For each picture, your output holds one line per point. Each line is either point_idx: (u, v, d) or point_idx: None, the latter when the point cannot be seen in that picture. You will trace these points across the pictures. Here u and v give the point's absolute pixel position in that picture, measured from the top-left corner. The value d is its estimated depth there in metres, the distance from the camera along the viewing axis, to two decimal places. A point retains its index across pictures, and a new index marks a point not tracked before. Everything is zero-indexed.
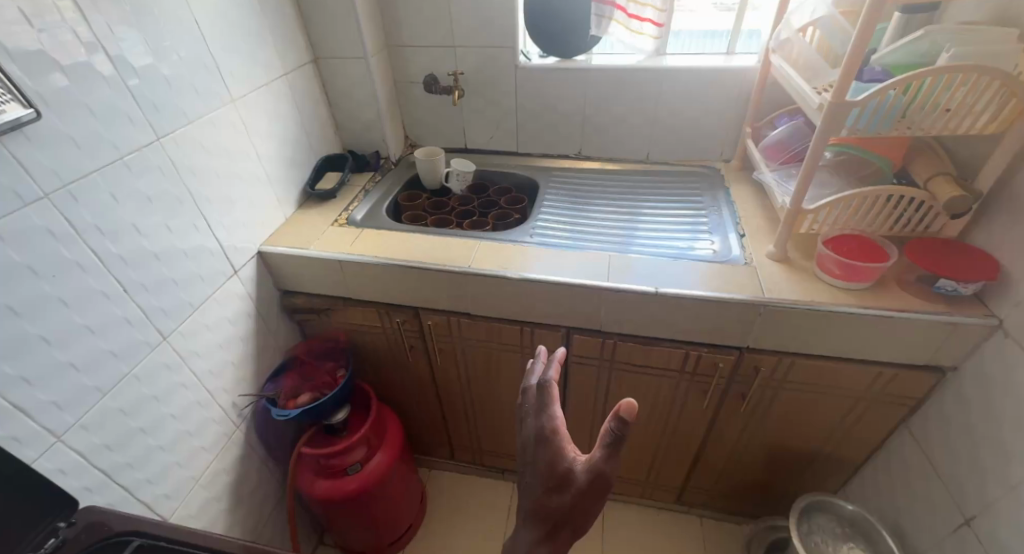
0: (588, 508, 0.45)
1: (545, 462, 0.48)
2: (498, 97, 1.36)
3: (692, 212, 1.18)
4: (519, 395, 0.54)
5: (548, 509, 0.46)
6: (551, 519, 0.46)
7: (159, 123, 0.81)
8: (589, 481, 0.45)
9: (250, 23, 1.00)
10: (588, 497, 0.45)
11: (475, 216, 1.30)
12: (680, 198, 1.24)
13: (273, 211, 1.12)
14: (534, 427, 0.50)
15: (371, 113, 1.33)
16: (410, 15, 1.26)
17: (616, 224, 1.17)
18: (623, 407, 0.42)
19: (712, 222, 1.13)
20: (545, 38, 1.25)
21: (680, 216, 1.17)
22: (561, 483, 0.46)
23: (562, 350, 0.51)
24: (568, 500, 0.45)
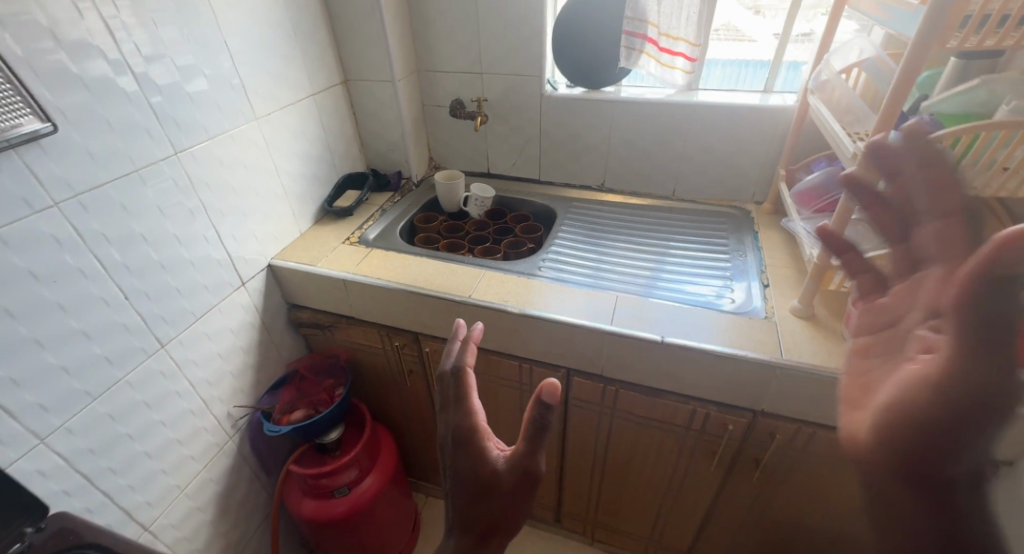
0: (515, 508, 0.47)
1: (470, 463, 0.49)
2: (522, 124, 1.35)
3: (715, 255, 1.11)
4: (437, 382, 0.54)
5: (480, 515, 0.48)
6: (483, 524, 0.47)
7: (178, 138, 0.84)
8: (514, 478, 0.47)
9: (281, 45, 1.04)
10: (516, 493, 0.47)
11: (488, 243, 1.28)
12: (707, 239, 1.17)
13: (289, 226, 1.14)
14: (455, 426, 0.51)
15: (396, 134, 1.35)
16: (440, 41, 1.28)
17: (642, 264, 1.10)
18: (543, 392, 0.43)
19: (735, 267, 1.06)
20: (574, 69, 1.24)
21: (702, 258, 1.10)
22: (488, 484, 0.48)
23: (478, 330, 0.53)
24: (495, 499, 0.47)
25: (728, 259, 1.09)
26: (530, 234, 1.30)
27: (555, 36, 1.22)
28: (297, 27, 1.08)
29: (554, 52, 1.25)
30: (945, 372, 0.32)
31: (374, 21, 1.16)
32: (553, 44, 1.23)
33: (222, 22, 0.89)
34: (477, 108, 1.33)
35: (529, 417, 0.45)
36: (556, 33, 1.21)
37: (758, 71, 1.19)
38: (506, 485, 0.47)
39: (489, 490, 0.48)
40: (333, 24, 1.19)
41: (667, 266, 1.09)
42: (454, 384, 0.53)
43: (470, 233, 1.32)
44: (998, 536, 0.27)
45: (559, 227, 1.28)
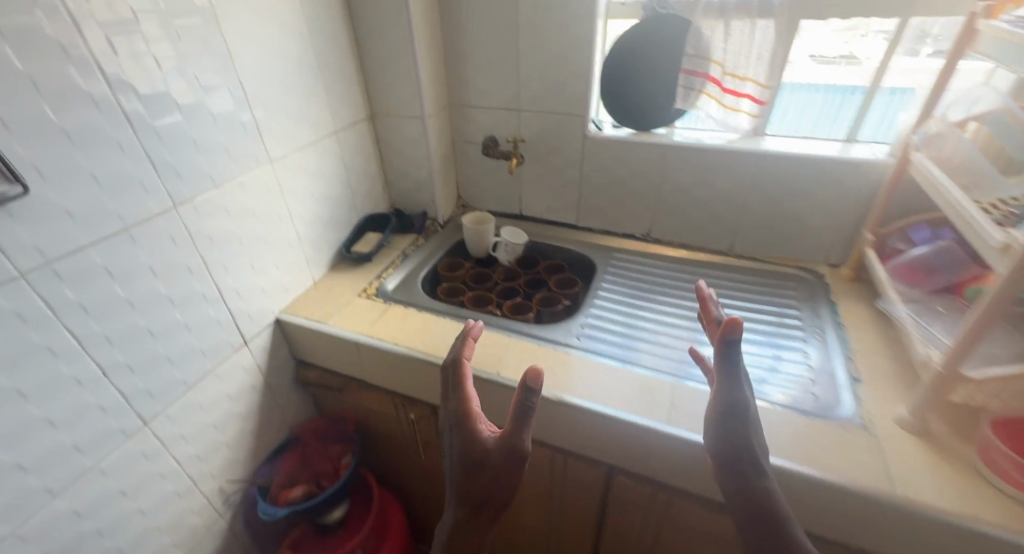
0: (502, 485, 0.53)
1: (463, 443, 0.56)
2: (561, 166, 1.22)
3: (785, 328, 0.94)
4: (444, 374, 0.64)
5: (474, 494, 0.53)
6: (474, 499, 0.53)
7: (178, 188, 0.74)
8: (502, 455, 0.53)
9: (303, 82, 0.94)
10: (504, 469, 0.53)
11: (519, 296, 1.15)
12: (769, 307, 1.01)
13: (302, 274, 1.03)
14: (454, 411, 0.59)
15: (423, 173, 1.25)
16: (476, 75, 1.17)
17: (687, 333, 0.96)
18: (528, 377, 0.52)
19: (811, 345, 0.88)
20: (622, 108, 1.11)
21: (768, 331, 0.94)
22: (478, 462, 0.54)
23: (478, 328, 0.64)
24: (485, 475, 0.53)
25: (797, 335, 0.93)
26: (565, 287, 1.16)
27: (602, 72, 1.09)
28: (322, 61, 0.99)
29: (600, 89, 1.12)
30: (711, 409, 0.56)
31: (405, 55, 1.06)
32: (599, 82, 1.11)
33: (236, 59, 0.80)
34: (512, 148, 1.22)
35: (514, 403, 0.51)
36: (603, 69, 1.09)
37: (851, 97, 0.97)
38: (494, 464, 0.53)
39: (479, 471, 0.54)
40: (361, 56, 1.10)
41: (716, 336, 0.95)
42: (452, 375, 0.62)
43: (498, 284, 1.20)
44: (753, 495, 0.49)
45: (598, 283, 1.14)
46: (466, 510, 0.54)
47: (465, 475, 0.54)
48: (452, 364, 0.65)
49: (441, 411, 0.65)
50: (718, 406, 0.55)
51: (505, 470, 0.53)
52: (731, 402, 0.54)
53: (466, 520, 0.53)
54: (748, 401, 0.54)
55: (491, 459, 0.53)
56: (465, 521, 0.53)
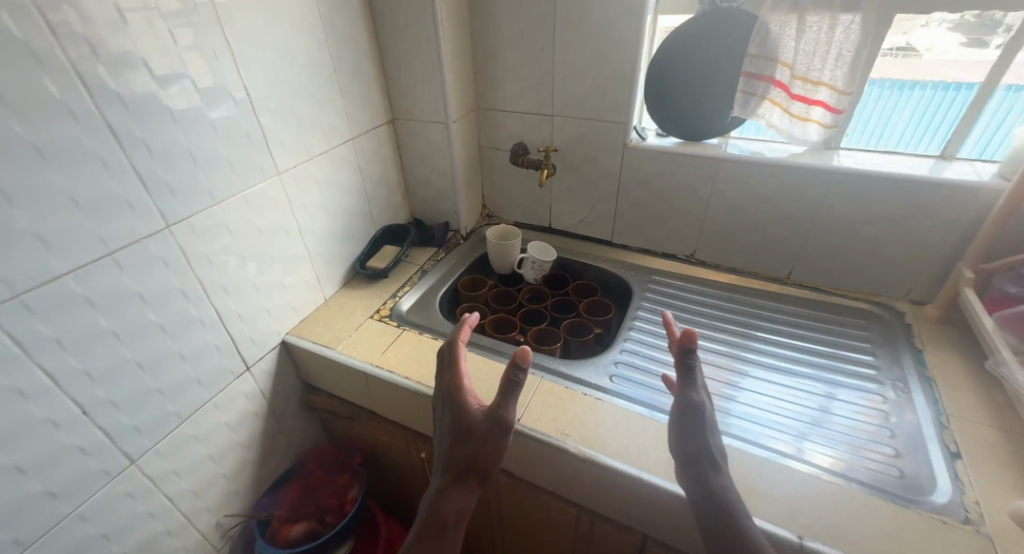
0: (488, 453, 0.62)
1: (454, 416, 0.65)
2: (597, 177, 1.11)
3: (854, 380, 0.81)
4: (439, 355, 0.73)
5: (461, 461, 0.63)
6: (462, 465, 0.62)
7: (172, 207, 0.66)
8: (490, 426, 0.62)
9: (316, 85, 0.86)
10: (491, 439, 0.62)
11: (546, 321, 1.05)
12: (827, 350, 0.88)
13: (312, 292, 0.96)
14: (447, 387, 0.68)
15: (446, 181, 1.16)
16: (507, 77, 1.07)
17: (718, 375, 0.84)
18: (518, 358, 0.60)
19: (887, 405, 0.76)
20: (669, 115, 0.99)
21: (833, 381, 0.81)
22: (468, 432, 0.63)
23: (473, 316, 0.72)
24: (473, 444, 0.62)
25: (858, 388, 0.80)
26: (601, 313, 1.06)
27: (648, 75, 0.97)
28: (339, 62, 0.91)
29: (644, 93, 1.00)
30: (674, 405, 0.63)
31: (429, 55, 0.97)
32: (644, 85, 0.99)
33: (243, 62, 0.72)
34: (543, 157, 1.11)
35: (503, 377, 0.61)
36: (650, 71, 0.96)
37: (957, 96, 0.81)
38: (481, 434, 0.62)
39: (467, 438, 0.63)
40: (382, 56, 1.01)
41: (752, 380, 0.82)
42: (447, 355, 0.71)
43: (524, 306, 1.10)
44: (704, 485, 0.58)
45: (633, 310, 1.02)
46: (452, 476, 0.62)
47: (455, 444, 0.64)
48: (447, 346, 0.74)
49: (436, 388, 0.74)
50: (678, 405, 0.62)
51: (490, 439, 0.62)
52: (689, 402, 0.62)
53: (453, 485, 0.61)
54: (703, 404, 0.62)
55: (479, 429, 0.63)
56: (450, 487, 0.62)
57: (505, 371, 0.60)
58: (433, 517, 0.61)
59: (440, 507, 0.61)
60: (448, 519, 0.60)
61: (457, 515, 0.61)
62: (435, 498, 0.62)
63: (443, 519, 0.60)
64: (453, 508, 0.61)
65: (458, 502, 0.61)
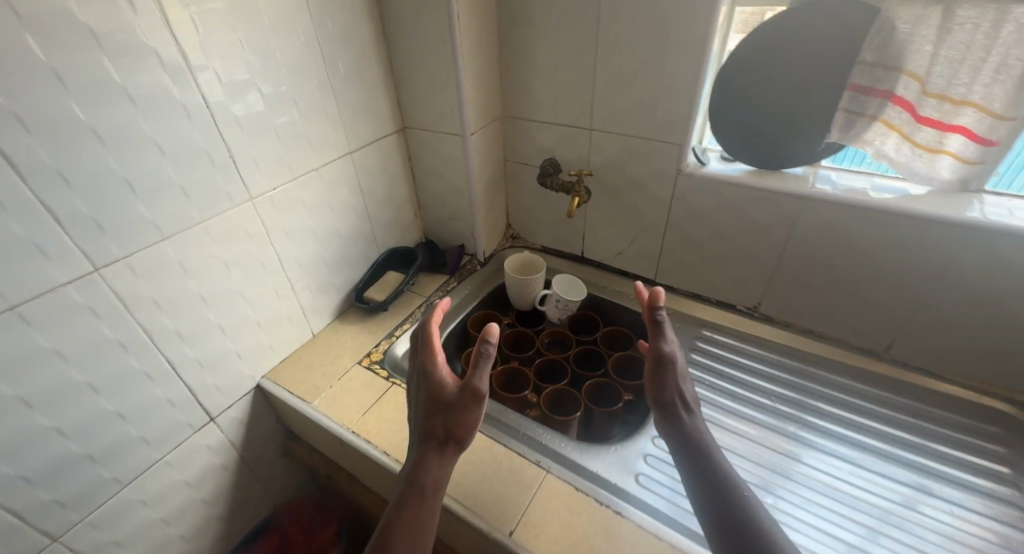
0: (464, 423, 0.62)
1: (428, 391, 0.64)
2: (641, 206, 0.91)
3: (966, 521, 0.62)
4: (411, 336, 0.72)
5: (439, 429, 0.62)
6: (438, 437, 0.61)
7: (101, 247, 0.54)
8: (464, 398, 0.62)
9: (305, 92, 0.72)
10: (465, 410, 0.61)
11: (566, 380, 0.89)
12: (920, 476, 0.67)
13: (298, 327, 0.85)
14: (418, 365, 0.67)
15: (464, 200, 1.00)
16: (540, 82, 0.89)
17: (765, 482, 0.67)
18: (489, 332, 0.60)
19: None
20: (739, 135, 0.77)
21: (936, 520, 0.62)
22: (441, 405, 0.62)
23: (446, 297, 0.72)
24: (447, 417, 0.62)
25: (948, 535, 0.60)
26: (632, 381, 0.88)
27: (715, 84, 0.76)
28: (336, 63, 0.76)
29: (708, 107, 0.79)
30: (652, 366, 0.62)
31: (444, 55, 0.80)
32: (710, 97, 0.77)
33: (203, 68, 0.59)
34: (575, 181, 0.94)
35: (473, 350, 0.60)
36: (719, 79, 0.75)
37: None
38: (455, 405, 0.62)
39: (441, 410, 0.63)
40: (392, 54, 0.85)
41: (800, 498, 0.65)
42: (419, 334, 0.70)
43: (541, 355, 0.94)
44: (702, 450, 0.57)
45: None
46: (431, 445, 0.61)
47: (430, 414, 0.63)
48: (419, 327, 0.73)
49: (410, 370, 0.73)
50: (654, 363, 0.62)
51: (464, 407, 0.61)
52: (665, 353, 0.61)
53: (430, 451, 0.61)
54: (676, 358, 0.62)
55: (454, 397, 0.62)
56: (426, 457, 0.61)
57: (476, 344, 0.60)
58: (416, 482, 0.60)
59: (418, 473, 0.60)
60: (426, 486, 0.59)
61: (435, 481, 0.60)
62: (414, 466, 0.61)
63: (424, 485, 0.59)
64: (432, 474, 0.60)
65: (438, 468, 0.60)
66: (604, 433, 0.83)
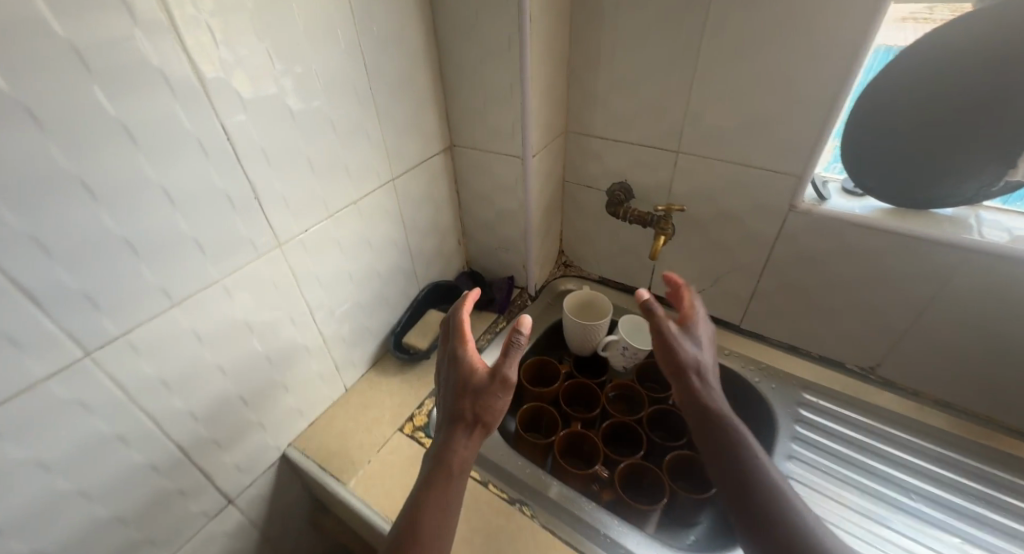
0: (494, 409, 0.56)
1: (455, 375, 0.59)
2: (734, 243, 0.77)
3: None
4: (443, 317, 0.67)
5: (466, 412, 0.56)
6: (464, 421, 0.56)
7: (94, 326, 0.42)
8: (494, 383, 0.56)
9: (344, 111, 0.59)
10: (496, 395, 0.56)
11: (642, 451, 0.75)
12: None
13: (328, 383, 0.72)
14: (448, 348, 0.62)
15: (517, 230, 0.86)
16: (619, 94, 0.74)
17: None
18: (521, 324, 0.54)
19: None
20: (880, 165, 0.62)
21: None
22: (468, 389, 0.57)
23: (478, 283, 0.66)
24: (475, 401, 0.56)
25: None
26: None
27: (858, 101, 0.60)
28: (380, 75, 0.62)
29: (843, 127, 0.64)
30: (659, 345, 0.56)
31: (509, 65, 0.66)
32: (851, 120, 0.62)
33: (221, 91, 0.45)
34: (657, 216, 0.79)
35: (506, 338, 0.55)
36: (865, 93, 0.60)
37: None
38: (484, 390, 0.56)
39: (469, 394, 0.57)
40: (443, 61, 0.71)
41: None
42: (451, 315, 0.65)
43: (609, 416, 0.81)
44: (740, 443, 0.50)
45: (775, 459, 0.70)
46: (456, 429, 0.56)
47: (457, 397, 0.57)
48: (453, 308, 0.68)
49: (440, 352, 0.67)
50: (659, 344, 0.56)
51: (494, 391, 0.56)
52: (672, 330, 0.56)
53: (457, 435, 0.55)
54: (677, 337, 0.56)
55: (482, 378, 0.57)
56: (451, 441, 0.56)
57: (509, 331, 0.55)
58: (441, 469, 0.54)
59: (443, 457, 0.54)
60: (450, 472, 0.54)
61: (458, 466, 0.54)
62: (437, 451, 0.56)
63: (450, 470, 0.54)
64: (458, 459, 0.55)
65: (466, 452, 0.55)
66: (690, 520, 0.70)
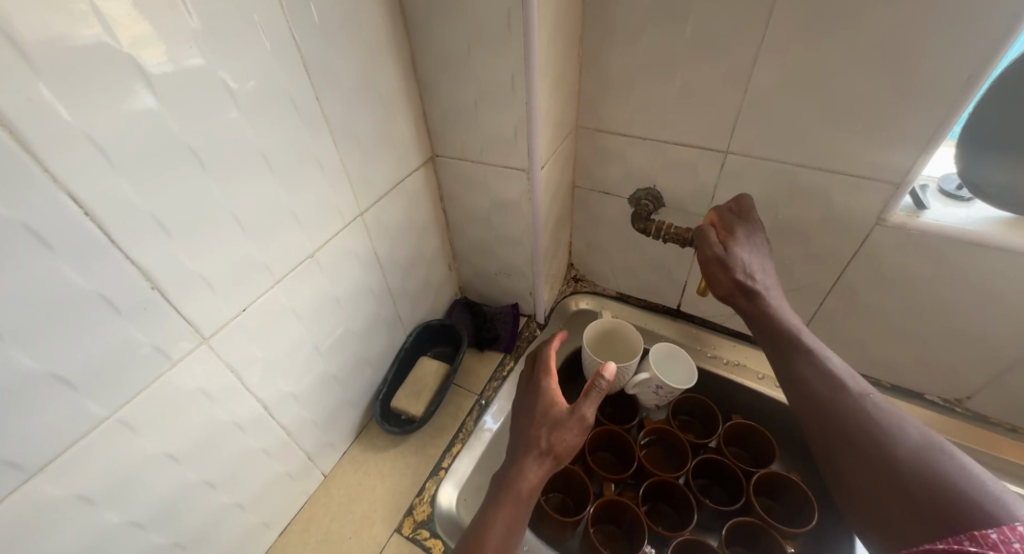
0: (570, 441, 0.49)
1: (532, 403, 0.53)
2: (793, 260, 0.63)
3: None
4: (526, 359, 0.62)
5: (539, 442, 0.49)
6: (536, 445, 0.49)
7: None
8: (572, 410, 0.50)
9: (283, 137, 0.41)
10: (573, 420, 0.49)
11: (693, 519, 0.63)
12: None
13: (300, 478, 0.57)
14: (528, 383, 0.57)
15: (522, 254, 0.70)
16: (651, 80, 0.57)
17: None
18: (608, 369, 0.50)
19: None
20: (1005, 167, 0.48)
21: None
22: (545, 416, 0.51)
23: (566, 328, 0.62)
24: (551, 428, 0.50)
25: None
26: (783, 520, 0.64)
27: (989, 83, 0.45)
28: (331, 79, 0.44)
29: (968, 119, 0.48)
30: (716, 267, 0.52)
31: (511, 53, 0.48)
32: (982, 112, 0.46)
33: (66, 141, 0.27)
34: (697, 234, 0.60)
35: (592, 376, 0.50)
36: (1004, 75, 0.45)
37: None
38: (561, 417, 0.50)
39: (544, 420, 0.51)
40: (415, 47, 0.53)
41: None
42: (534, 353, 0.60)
43: (648, 473, 0.67)
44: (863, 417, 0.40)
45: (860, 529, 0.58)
46: (527, 455, 0.49)
47: (531, 423, 0.51)
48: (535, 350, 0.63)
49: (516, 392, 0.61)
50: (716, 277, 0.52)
51: (573, 422, 0.49)
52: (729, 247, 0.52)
53: (526, 459, 0.48)
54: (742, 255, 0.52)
55: (561, 409, 0.51)
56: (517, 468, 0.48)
57: (596, 369, 0.49)
58: (503, 497, 0.46)
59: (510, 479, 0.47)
60: (512, 498, 0.46)
61: (522, 496, 0.46)
62: (501, 480, 0.48)
63: (516, 498, 0.46)
64: (526, 484, 0.47)
65: (533, 483, 0.47)
66: None
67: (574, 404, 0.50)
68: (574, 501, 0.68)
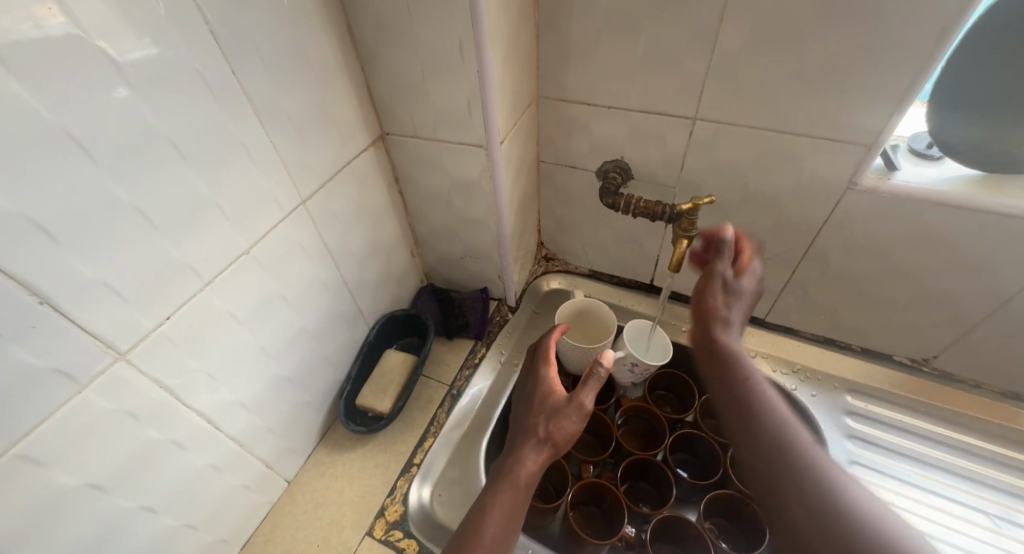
0: (569, 429, 0.47)
1: (531, 393, 0.52)
2: (765, 229, 0.61)
3: None
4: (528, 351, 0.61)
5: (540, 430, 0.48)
6: (534, 435, 0.47)
7: None
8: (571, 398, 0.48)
9: (195, 120, 0.35)
10: (572, 408, 0.48)
11: (672, 496, 0.62)
12: None
13: (259, 489, 0.53)
14: (528, 374, 0.56)
15: (487, 236, 0.66)
16: (613, 43, 0.53)
17: None
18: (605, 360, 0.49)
19: None
20: (976, 122, 0.46)
21: None
22: (544, 404, 0.49)
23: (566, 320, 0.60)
24: (549, 416, 0.48)
25: None
26: None
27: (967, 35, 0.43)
28: (251, 50, 0.38)
29: (943, 75, 0.46)
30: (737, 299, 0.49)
31: (457, 15, 0.43)
32: (957, 65, 0.44)
33: None
34: (673, 211, 0.57)
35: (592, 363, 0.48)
36: (975, 25, 0.42)
37: None
38: (559, 405, 0.48)
39: (542, 408, 0.49)
40: (350, 11, 0.47)
41: None
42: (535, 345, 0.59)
43: (626, 453, 0.66)
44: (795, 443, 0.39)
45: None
46: (526, 444, 0.47)
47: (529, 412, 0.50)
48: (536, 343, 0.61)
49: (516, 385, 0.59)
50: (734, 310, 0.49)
51: (571, 410, 0.48)
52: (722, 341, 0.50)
53: (524, 448, 0.46)
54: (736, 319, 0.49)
55: (560, 397, 0.49)
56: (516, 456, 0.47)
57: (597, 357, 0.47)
58: (500, 488, 0.44)
59: (507, 467, 0.45)
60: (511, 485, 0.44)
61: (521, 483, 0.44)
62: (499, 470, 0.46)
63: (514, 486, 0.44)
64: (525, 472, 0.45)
65: (531, 472, 0.45)
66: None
67: (573, 392, 0.49)
68: (551, 485, 0.66)
